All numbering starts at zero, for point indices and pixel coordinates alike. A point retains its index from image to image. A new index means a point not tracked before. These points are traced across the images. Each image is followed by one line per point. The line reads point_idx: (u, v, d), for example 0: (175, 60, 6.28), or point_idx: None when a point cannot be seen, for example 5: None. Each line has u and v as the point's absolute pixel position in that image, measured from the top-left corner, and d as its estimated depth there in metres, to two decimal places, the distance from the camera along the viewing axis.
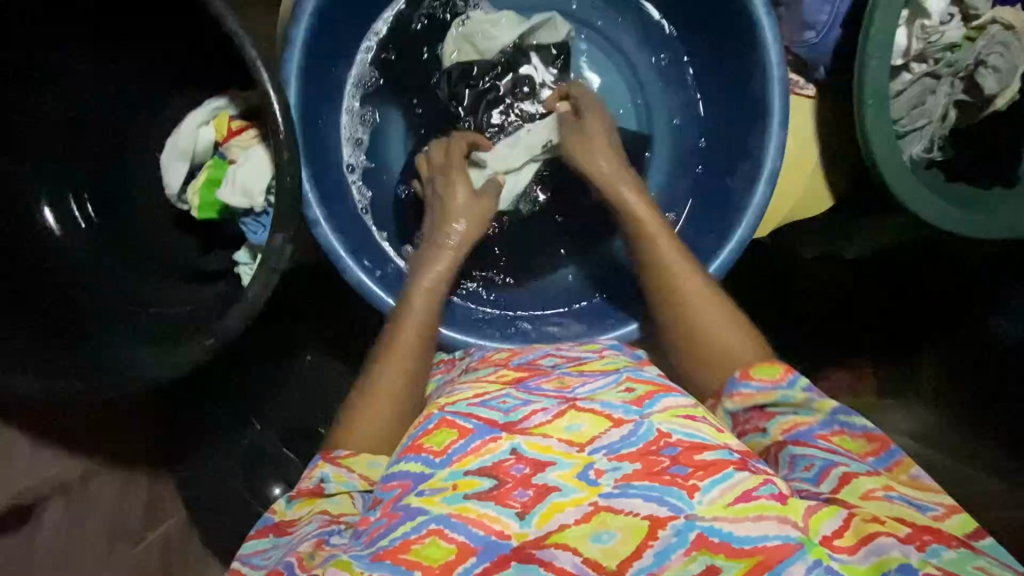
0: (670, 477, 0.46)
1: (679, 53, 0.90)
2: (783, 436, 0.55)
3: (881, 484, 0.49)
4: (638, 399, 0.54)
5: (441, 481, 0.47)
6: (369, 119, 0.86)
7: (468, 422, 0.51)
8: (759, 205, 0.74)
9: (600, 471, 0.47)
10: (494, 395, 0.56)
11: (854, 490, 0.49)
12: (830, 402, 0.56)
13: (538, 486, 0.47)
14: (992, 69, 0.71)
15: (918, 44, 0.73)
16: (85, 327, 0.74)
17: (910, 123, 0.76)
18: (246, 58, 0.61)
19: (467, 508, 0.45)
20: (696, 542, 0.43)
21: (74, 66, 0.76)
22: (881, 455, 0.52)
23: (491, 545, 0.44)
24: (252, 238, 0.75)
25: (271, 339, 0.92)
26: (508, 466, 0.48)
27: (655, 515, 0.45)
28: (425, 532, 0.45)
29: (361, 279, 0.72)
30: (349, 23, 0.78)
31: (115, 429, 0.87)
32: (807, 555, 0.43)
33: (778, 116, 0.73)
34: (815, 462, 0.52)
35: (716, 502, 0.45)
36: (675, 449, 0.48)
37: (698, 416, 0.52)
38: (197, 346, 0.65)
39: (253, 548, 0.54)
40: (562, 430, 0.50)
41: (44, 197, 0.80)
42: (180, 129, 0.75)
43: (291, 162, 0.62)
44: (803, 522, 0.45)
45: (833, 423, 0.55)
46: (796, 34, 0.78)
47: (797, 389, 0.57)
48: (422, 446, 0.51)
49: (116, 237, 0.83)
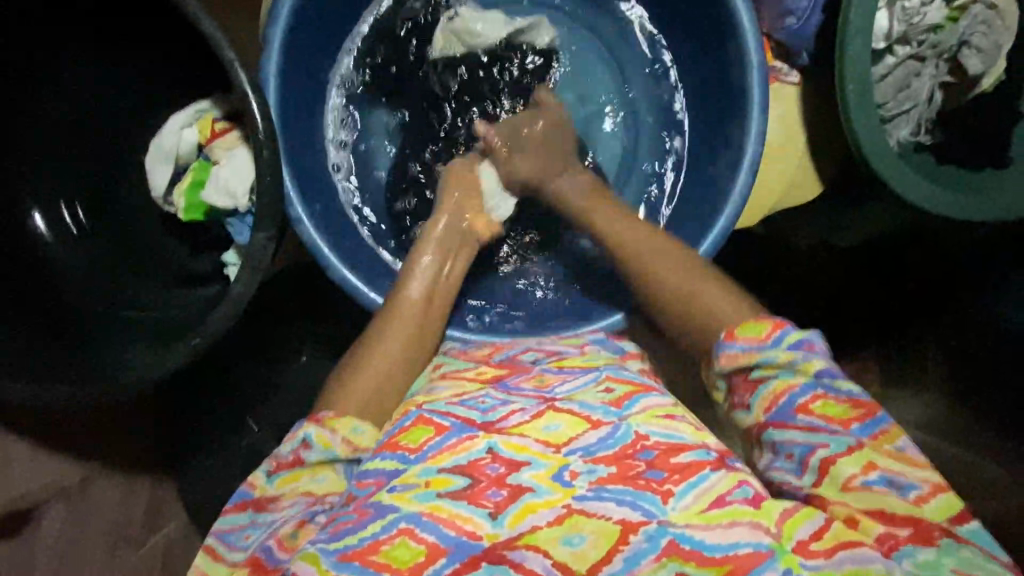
0: (645, 482, 0.48)
1: (659, 45, 0.90)
2: (765, 414, 0.55)
3: (862, 466, 0.50)
4: (618, 399, 0.56)
5: (414, 478, 0.49)
6: (351, 120, 0.87)
7: (445, 419, 0.54)
8: (741, 194, 0.74)
9: (575, 472, 0.49)
10: (472, 395, 0.58)
11: (835, 480, 0.50)
12: (815, 362, 0.54)
13: (512, 486, 0.48)
14: (975, 50, 0.72)
15: (900, 27, 0.71)
16: (83, 327, 0.78)
17: (896, 106, 0.75)
18: (223, 59, 0.61)
19: (439, 507, 0.46)
20: (667, 548, 0.44)
21: (73, 69, 0.79)
22: (867, 422, 0.52)
23: (462, 545, 0.45)
24: (237, 239, 0.77)
25: (264, 340, 0.96)
26: (483, 464, 0.49)
27: (627, 520, 0.45)
28: (395, 532, 0.45)
29: (345, 277, 0.74)
30: (328, 26, 0.79)
31: (116, 429, 0.95)
32: (778, 563, 0.44)
33: (757, 104, 0.72)
34: (795, 449, 0.52)
35: (690, 509, 0.46)
36: (651, 453, 0.50)
37: (676, 415, 0.56)
38: (185, 348, 0.68)
39: (229, 523, 0.54)
40: (539, 430, 0.52)
41: (34, 202, 0.82)
42: (165, 132, 0.77)
43: (271, 160, 0.63)
44: (776, 527, 0.46)
45: (818, 385, 0.54)
46: (776, 22, 0.78)
47: (781, 348, 0.55)
48: (399, 443, 0.52)
49: (117, 237, 0.86)
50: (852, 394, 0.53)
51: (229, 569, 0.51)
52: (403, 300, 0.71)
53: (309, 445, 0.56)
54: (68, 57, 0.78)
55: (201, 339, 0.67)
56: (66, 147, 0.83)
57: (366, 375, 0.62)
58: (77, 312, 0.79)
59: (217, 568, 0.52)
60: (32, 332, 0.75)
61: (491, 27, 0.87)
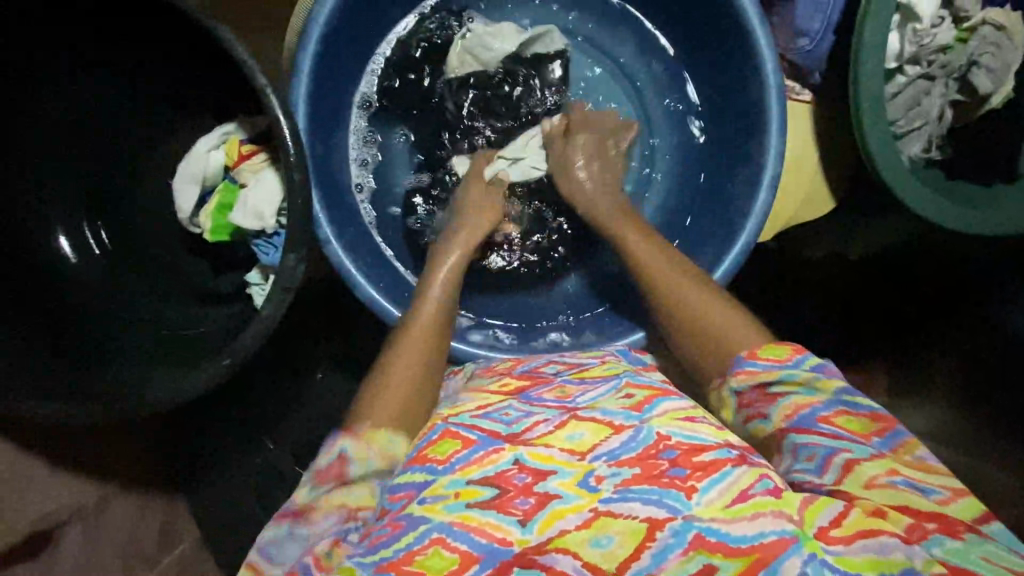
0: (669, 479, 0.48)
1: (675, 62, 0.91)
2: (785, 422, 0.57)
3: (885, 468, 0.51)
4: (638, 404, 0.56)
5: (442, 489, 0.49)
6: (373, 140, 0.88)
7: (472, 433, 0.54)
8: (763, 209, 0.75)
9: (600, 477, 0.49)
10: (496, 408, 0.58)
11: (858, 478, 0.51)
12: (833, 381, 0.57)
13: (540, 494, 0.48)
14: (985, 69, 0.74)
15: (911, 48, 0.73)
16: (100, 349, 0.79)
17: (907, 124, 0.77)
18: (256, 86, 0.62)
19: (469, 517, 0.47)
20: (694, 542, 0.45)
21: (75, 70, 0.78)
22: (886, 434, 0.54)
23: (493, 552, 0.46)
24: (264, 259, 0.78)
25: (284, 355, 0.96)
26: (511, 475, 0.50)
27: (654, 518, 0.46)
28: (428, 542, 0.47)
29: (373, 296, 0.74)
30: (354, 47, 0.81)
31: (117, 431, 0.93)
32: (803, 549, 0.45)
33: (777, 122, 0.74)
34: (817, 450, 0.53)
35: (713, 503, 0.47)
36: (673, 453, 0.51)
37: (697, 417, 0.56)
38: (213, 368, 0.68)
39: (268, 538, 0.53)
40: (564, 439, 0.52)
41: (60, 227, 0.84)
42: (192, 153, 0.78)
43: (301, 184, 0.64)
44: (799, 516, 0.47)
45: (838, 403, 0.56)
46: (789, 42, 0.79)
47: (803, 368, 0.58)
48: (428, 456, 0.53)
49: (117, 237, 0.87)
50: (872, 410, 0.56)
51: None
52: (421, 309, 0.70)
53: (347, 459, 0.56)
54: (70, 58, 0.76)
55: (232, 360, 0.67)
56: (66, 147, 0.82)
57: (397, 391, 0.62)
58: (78, 310, 0.81)
59: None
60: (32, 333, 0.76)
61: (506, 44, 0.88)
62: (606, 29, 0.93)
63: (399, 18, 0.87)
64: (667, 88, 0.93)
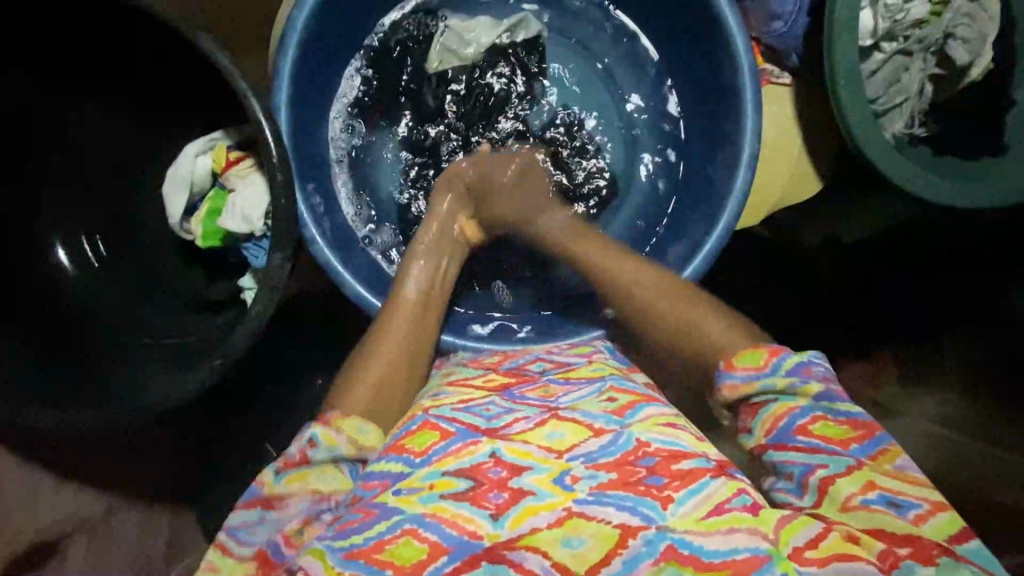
0: (644, 487, 0.48)
1: (647, 48, 0.92)
2: (766, 436, 0.56)
3: (862, 485, 0.50)
4: (621, 408, 0.56)
5: (419, 481, 0.49)
6: (359, 130, 0.90)
7: (451, 425, 0.54)
8: (742, 189, 0.75)
9: (576, 477, 0.49)
10: (478, 402, 0.58)
11: (834, 499, 0.50)
12: (814, 386, 0.56)
13: (514, 489, 0.48)
14: (961, 40, 0.74)
15: (884, 23, 0.73)
16: (98, 358, 0.81)
17: (888, 101, 0.77)
18: (237, 90, 0.64)
19: (442, 508, 0.47)
20: (665, 553, 0.44)
21: (64, 76, 0.80)
22: (866, 442, 0.52)
23: (463, 545, 0.45)
24: (253, 262, 0.80)
25: (285, 362, 0.98)
26: (486, 468, 0.50)
27: (627, 525, 0.45)
28: (400, 533, 0.46)
29: (359, 292, 0.75)
30: (334, 50, 0.82)
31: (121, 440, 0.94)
32: (776, 567, 0.43)
33: (751, 103, 0.74)
34: (794, 470, 0.53)
35: (688, 515, 0.46)
36: (652, 460, 0.50)
37: (678, 423, 0.56)
38: (206, 368, 0.70)
39: (238, 520, 0.53)
40: (543, 437, 0.52)
41: (58, 237, 0.87)
42: (180, 159, 0.80)
43: (284, 183, 0.66)
44: (775, 534, 0.46)
45: (817, 408, 0.55)
46: (764, 25, 0.80)
47: (779, 375, 0.57)
48: (405, 447, 0.53)
49: (109, 238, 0.89)
50: (851, 416, 0.54)
51: (237, 565, 0.52)
52: (394, 305, 0.72)
53: (315, 443, 0.55)
54: (61, 58, 0.77)
55: (224, 360, 0.68)
56: (66, 149, 0.84)
57: (372, 382, 0.64)
58: (67, 314, 0.84)
59: (225, 564, 0.52)
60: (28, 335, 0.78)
61: (483, 35, 0.89)
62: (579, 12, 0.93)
63: (381, 17, 0.88)
64: (642, 73, 0.93)
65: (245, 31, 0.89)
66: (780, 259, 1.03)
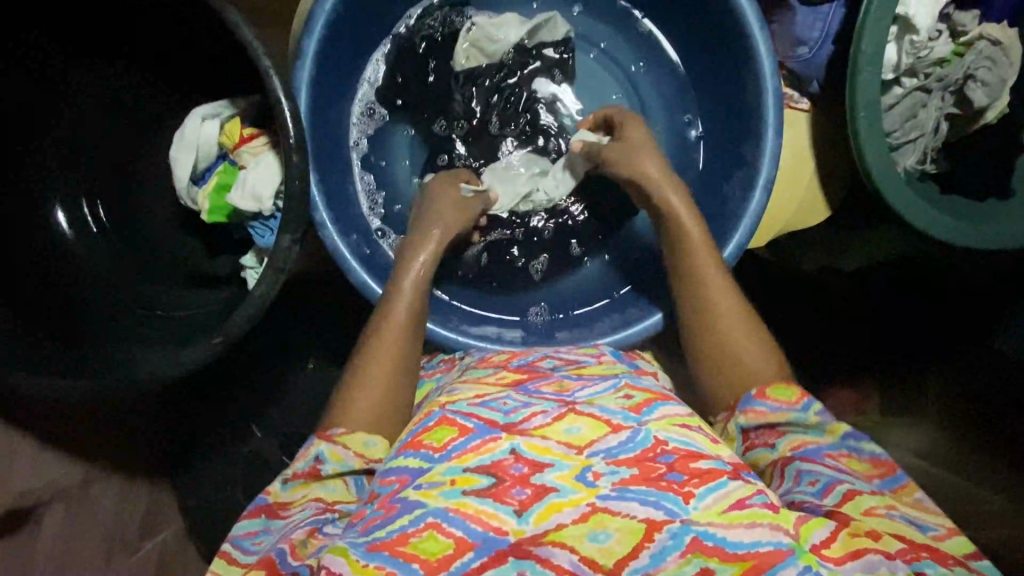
0: (666, 483, 0.48)
1: (670, 58, 0.92)
2: (792, 452, 0.58)
3: (884, 503, 0.52)
4: (636, 405, 0.55)
5: (439, 476, 0.49)
6: (378, 115, 0.89)
7: (468, 421, 0.53)
8: (756, 211, 0.76)
9: (598, 473, 0.49)
10: (494, 397, 0.57)
11: (857, 506, 0.52)
12: (843, 426, 0.59)
13: (536, 485, 0.48)
14: (980, 83, 0.74)
15: (907, 59, 0.74)
16: (91, 328, 0.80)
17: (904, 135, 0.78)
18: (260, 67, 0.63)
19: (465, 504, 0.47)
20: (691, 545, 0.45)
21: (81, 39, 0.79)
22: (886, 477, 0.56)
23: (489, 541, 0.45)
24: (259, 242, 0.79)
25: (278, 345, 0.97)
26: (507, 465, 0.49)
27: (651, 518, 0.46)
28: (423, 526, 0.46)
29: (364, 279, 0.75)
30: (358, 37, 0.82)
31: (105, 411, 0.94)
32: (799, 560, 0.45)
33: (773, 125, 0.75)
34: (821, 478, 0.55)
35: (710, 508, 0.47)
36: (671, 457, 0.50)
37: (693, 424, 0.55)
38: (203, 347, 0.69)
39: (245, 528, 0.56)
40: (562, 432, 0.52)
41: (59, 202, 0.85)
42: (186, 125, 0.78)
43: (300, 166, 0.65)
44: (795, 530, 0.47)
45: (843, 447, 0.58)
46: (789, 50, 0.81)
47: (810, 413, 0.60)
48: (422, 443, 0.53)
49: (111, 207, 0.88)
50: (874, 455, 0.58)
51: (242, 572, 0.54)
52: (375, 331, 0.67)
53: (322, 461, 0.58)
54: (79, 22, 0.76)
55: (222, 341, 0.67)
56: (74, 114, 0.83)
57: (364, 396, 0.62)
58: (63, 281, 0.82)
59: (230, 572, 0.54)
60: (21, 300, 0.77)
61: (509, 34, 0.87)
62: (600, 19, 0.94)
63: (411, 6, 0.87)
64: (665, 83, 0.94)
65: (267, 8, 0.88)
66: (779, 281, 1.04)
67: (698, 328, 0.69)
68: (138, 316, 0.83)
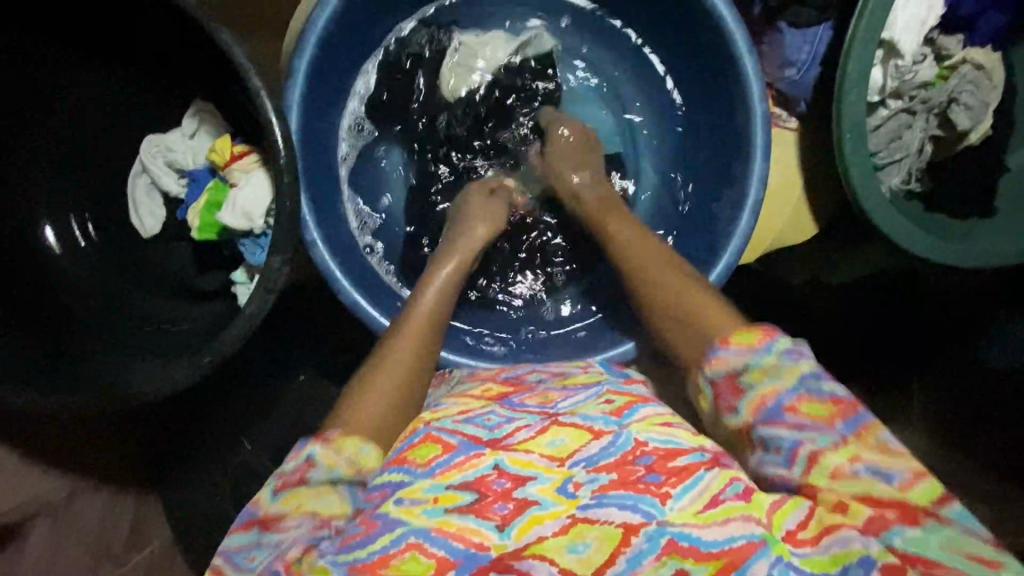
0: (644, 485, 0.48)
1: (655, 69, 0.93)
2: (753, 416, 0.54)
3: (847, 456, 0.50)
4: (617, 409, 0.56)
5: (421, 492, 0.49)
6: (366, 129, 0.89)
7: (453, 437, 0.53)
8: (745, 233, 0.76)
9: (578, 484, 0.49)
10: (479, 413, 0.57)
11: (823, 471, 0.50)
12: (802, 366, 0.54)
13: (519, 499, 0.48)
14: (964, 106, 0.77)
15: (893, 83, 0.76)
16: (78, 341, 0.79)
17: (888, 155, 0.79)
18: (250, 87, 0.63)
19: (448, 522, 0.47)
20: (667, 547, 0.45)
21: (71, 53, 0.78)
22: (848, 417, 0.52)
23: (470, 557, 0.46)
24: (250, 258, 0.79)
25: (269, 359, 0.96)
26: (490, 480, 0.49)
27: (629, 523, 0.47)
28: (404, 546, 0.46)
29: (355, 299, 0.75)
30: (351, 52, 0.82)
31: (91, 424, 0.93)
32: (770, 551, 0.46)
33: (761, 149, 0.76)
34: (783, 443, 0.52)
35: (686, 509, 0.47)
36: (650, 458, 0.50)
37: (673, 422, 0.55)
38: (191, 364, 0.68)
39: (236, 542, 0.51)
40: (544, 445, 0.52)
41: (46, 215, 0.84)
42: (148, 148, 0.83)
43: (290, 185, 0.65)
44: (767, 518, 0.48)
45: (801, 388, 0.53)
46: (777, 72, 0.82)
47: (772, 355, 0.55)
48: (407, 458, 0.53)
49: (100, 221, 0.87)
50: (834, 392, 0.53)
51: None
52: (375, 375, 0.63)
53: (314, 463, 0.53)
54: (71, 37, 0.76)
55: (211, 358, 0.67)
56: (60, 125, 0.83)
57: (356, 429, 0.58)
58: (49, 294, 0.82)
59: None
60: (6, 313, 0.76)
61: (498, 52, 0.90)
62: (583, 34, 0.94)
63: (401, 21, 0.87)
64: (651, 96, 0.94)
65: (277, 31, 0.88)
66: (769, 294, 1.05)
67: (682, 329, 0.65)
68: (127, 330, 0.83)
